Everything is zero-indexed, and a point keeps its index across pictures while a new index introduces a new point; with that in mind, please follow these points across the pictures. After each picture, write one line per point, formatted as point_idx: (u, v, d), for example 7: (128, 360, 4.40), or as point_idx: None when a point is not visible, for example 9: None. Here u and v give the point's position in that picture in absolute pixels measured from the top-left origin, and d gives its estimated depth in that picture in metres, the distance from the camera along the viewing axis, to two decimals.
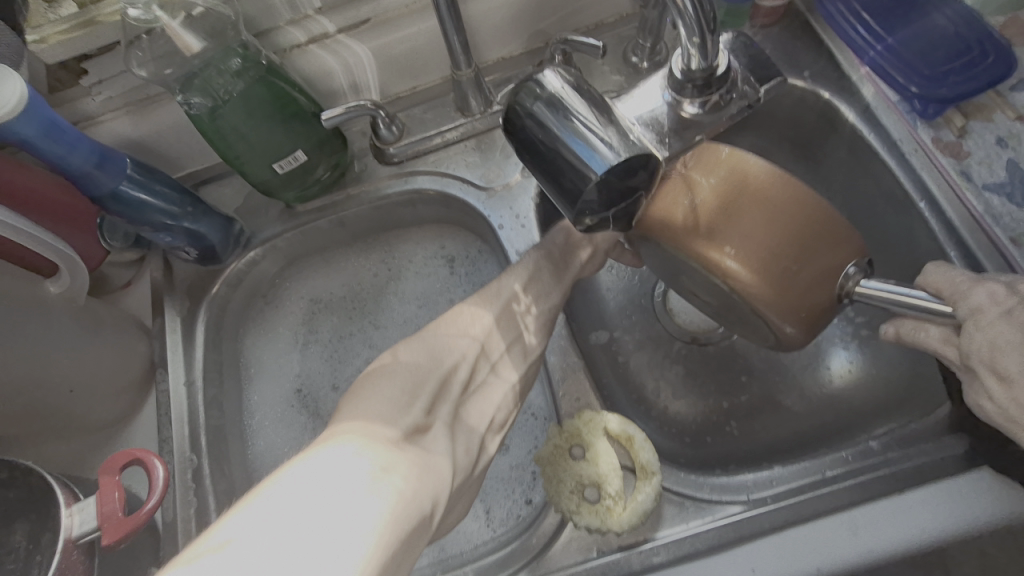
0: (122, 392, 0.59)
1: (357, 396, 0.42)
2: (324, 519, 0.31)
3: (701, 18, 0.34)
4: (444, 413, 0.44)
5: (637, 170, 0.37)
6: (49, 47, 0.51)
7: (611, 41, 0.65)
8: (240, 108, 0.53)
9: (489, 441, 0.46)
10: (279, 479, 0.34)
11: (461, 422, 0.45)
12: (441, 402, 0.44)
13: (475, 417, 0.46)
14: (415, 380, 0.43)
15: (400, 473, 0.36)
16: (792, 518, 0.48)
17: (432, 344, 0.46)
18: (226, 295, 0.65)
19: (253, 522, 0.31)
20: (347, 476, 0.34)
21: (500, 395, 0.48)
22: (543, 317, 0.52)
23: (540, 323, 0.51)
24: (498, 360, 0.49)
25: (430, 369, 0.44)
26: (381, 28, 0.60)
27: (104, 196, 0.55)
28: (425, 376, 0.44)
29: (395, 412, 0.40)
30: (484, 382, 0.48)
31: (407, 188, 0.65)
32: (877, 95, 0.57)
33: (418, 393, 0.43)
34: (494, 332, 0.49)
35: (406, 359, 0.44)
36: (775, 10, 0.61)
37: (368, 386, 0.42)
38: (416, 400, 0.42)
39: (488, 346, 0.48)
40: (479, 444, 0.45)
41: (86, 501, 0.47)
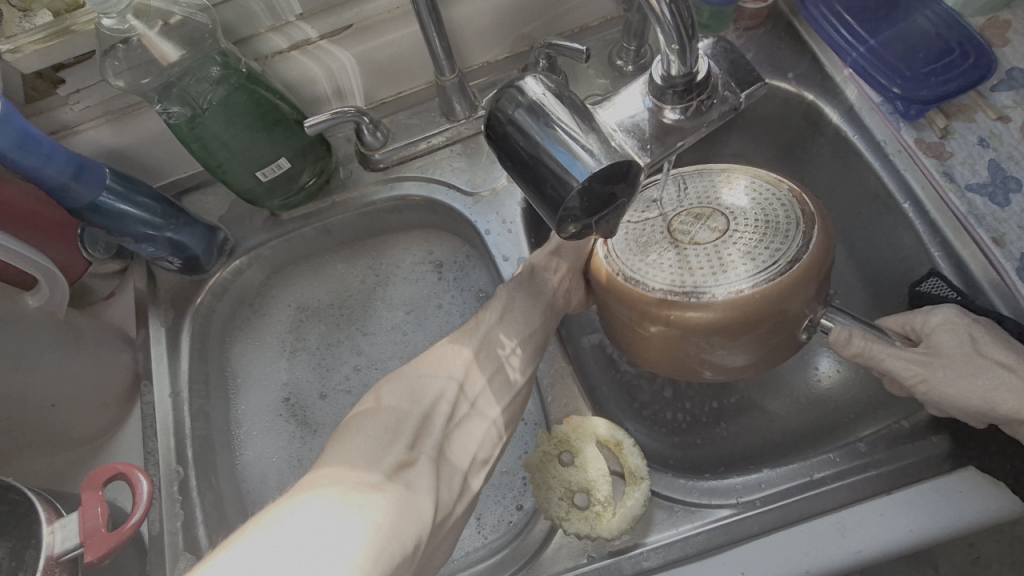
0: (106, 404, 0.58)
1: (338, 440, 0.42)
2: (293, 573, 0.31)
3: (679, 25, 0.34)
4: (429, 448, 0.43)
5: (619, 176, 0.37)
6: (24, 57, 0.50)
7: (596, 45, 0.65)
8: (220, 116, 0.52)
9: (473, 477, 0.45)
10: (255, 531, 0.33)
11: (448, 457, 0.44)
12: (424, 437, 0.43)
13: (465, 446, 0.45)
14: (398, 419, 0.43)
15: (375, 513, 0.36)
16: (781, 520, 0.48)
17: (412, 384, 0.46)
18: (212, 304, 0.64)
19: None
20: (318, 528, 0.33)
21: (484, 431, 0.47)
22: (525, 352, 0.51)
23: (523, 358, 0.51)
24: (479, 395, 0.48)
25: (410, 407, 0.44)
26: (364, 34, 0.59)
27: (83, 207, 0.54)
28: (405, 415, 0.43)
29: (378, 451, 0.41)
30: (467, 414, 0.47)
31: (393, 195, 0.65)
32: (860, 96, 0.57)
33: (400, 432, 0.42)
34: (474, 362, 0.49)
35: (388, 402, 0.44)
36: (759, 12, 0.61)
37: (350, 430, 0.42)
38: (398, 439, 0.42)
39: (467, 382, 0.48)
40: (463, 481, 0.44)
41: (69, 517, 0.46)
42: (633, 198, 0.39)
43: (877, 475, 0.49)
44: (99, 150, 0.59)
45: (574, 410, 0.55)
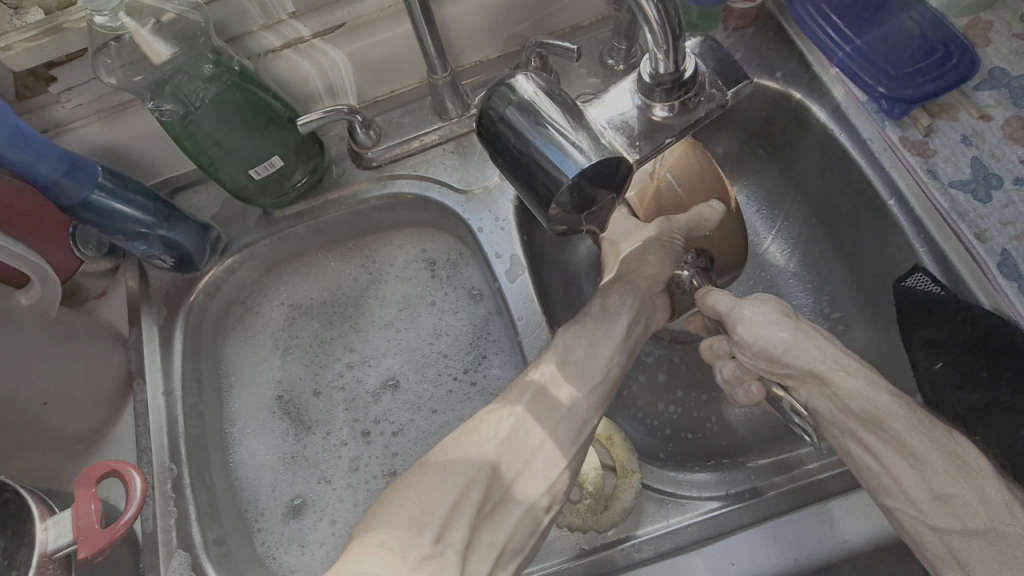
0: (99, 402, 0.58)
1: (368, 526, 0.43)
2: None
3: (665, 23, 0.35)
4: (458, 539, 0.43)
5: (610, 173, 0.38)
6: (15, 54, 0.49)
7: (588, 44, 0.65)
8: (212, 114, 0.52)
9: (499, 572, 0.44)
10: None
11: (473, 551, 0.43)
12: (451, 529, 0.43)
13: (494, 535, 0.44)
14: (427, 506, 0.43)
15: None
16: (770, 512, 0.49)
17: (447, 465, 0.46)
18: (204, 302, 0.64)
19: None
20: None
21: (518, 520, 0.46)
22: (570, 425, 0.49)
23: (569, 428, 0.49)
24: (511, 483, 0.47)
25: (439, 497, 0.44)
26: (356, 32, 0.59)
27: (74, 205, 0.54)
28: (434, 504, 0.44)
29: (405, 541, 0.41)
30: (499, 504, 0.46)
31: (385, 193, 0.65)
32: (847, 95, 0.58)
33: (429, 519, 0.43)
34: (513, 440, 0.48)
35: (422, 483, 0.45)
36: (748, 13, 0.62)
37: (380, 514, 0.44)
38: (424, 529, 0.42)
39: (502, 463, 0.46)
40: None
41: (62, 514, 0.46)
42: (623, 193, 0.40)
43: None
44: (91, 148, 0.59)
45: None
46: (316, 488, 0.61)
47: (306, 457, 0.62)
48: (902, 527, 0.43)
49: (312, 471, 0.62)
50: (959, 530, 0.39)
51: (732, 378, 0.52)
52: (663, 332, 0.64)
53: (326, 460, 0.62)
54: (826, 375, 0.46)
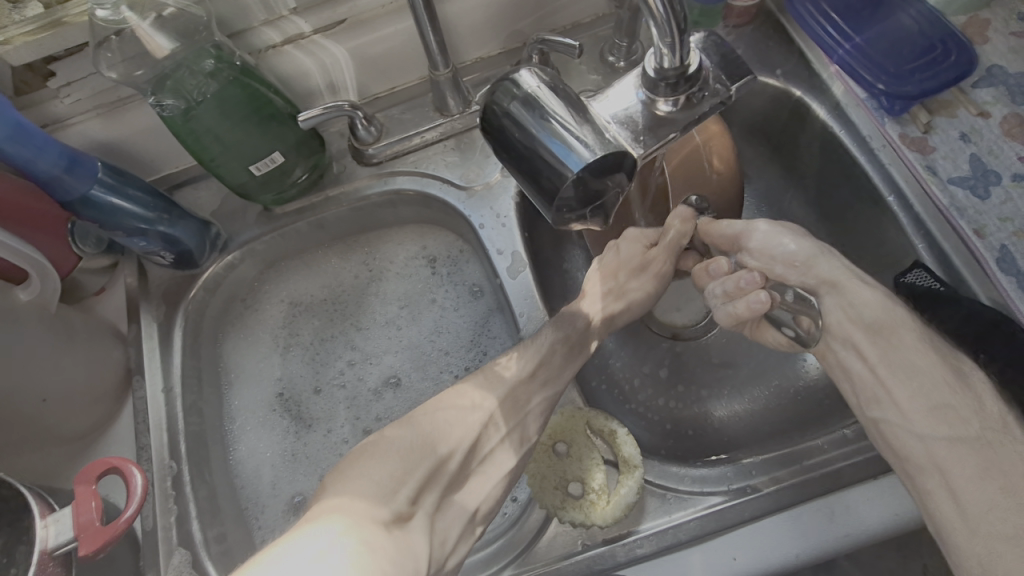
0: (98, 400, 0.58)
1: (346, 475, 0.41)
2: None
3: (671, 19, 0.35)
4: (428, 502, 0.42)
5: (614, 167, 0.38)
6: (14, 49, 0.49)
7: (588, 41, 0.65)
8: (214, 109, 0.52)
9: (463, 538, 0.44)
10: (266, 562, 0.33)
11: (443, 518, 0.43)
12: (425, 494, 0.42)
13: (464, 499, 0.45)
14: (406, 464, 0.42)
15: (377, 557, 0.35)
16: (771, 506, 0.49)
17: (429, 424, 0.45)
18: (204, 299, 0.64)
19: None
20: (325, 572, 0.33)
21: (487, 486, 0.46)
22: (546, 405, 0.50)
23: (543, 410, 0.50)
24: (485, 454, 0.47)
25: (420, 459, 0.43)
26: (358, 28, 0.59)
27: (74, 200, 0.54)
28: (414, 466, 0.42)
29: (383, 494, 0.40)
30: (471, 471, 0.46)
31: (386, 189, 0.65)
32: (846, 92, 0.58)
33: (406, 478, 0.41)
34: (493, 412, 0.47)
35: (401, 438, 0.44)
36: (748, 10, 0.62)
37: (359, 466, 0.42)
38: (401, 487, 0.41)
39: (483, 434, 0.46)
40: (452, 543, 0.43)
41: (62, 512, 0.46)
42: (627, 188, 0.40)
43: (863, 460, 0.50)
44: (90, 144, 0.59)
45: (568, 401, 0.55)
46: (316, 485, 0.61)
47: (307, 455, 0.62)
48: (883, 439, 0.46)
49: (313, 468, 0.62)
50: (946, 437, 0.43)
51: (735, 289, 0.52)
52: (664, 329, 0.65)
53: (327, 457, 0.62)
54: (843, 286, 0.50)
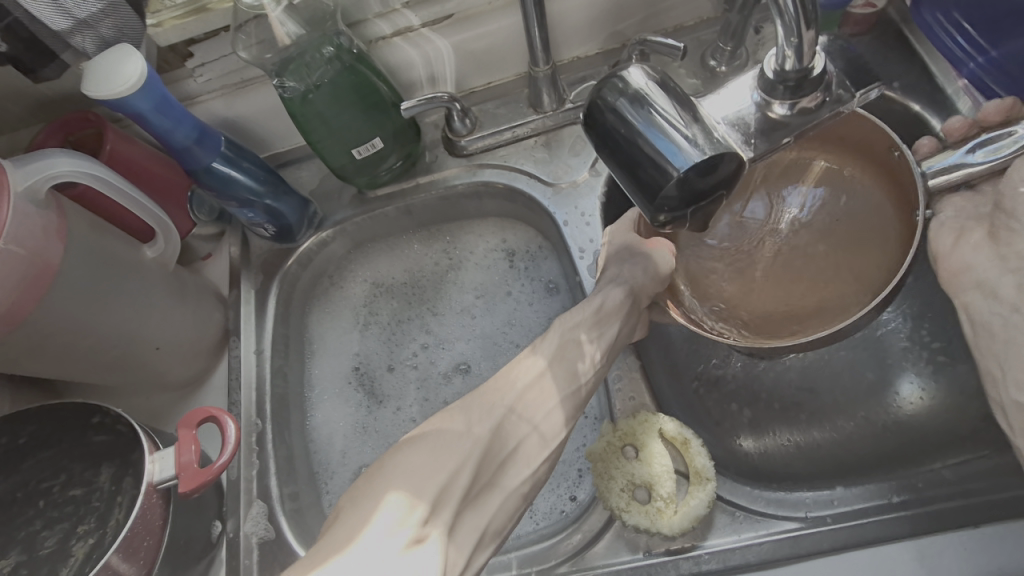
0: (198, 354, 0.62)
1: (390, 459, 0.38)
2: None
3: (801, 18, 0.34)
4: (447, 515, 0.35)
5: (722, 168, 0.37)
6: (164, 31, 0.55)
7: (691, 44, 0.64)
8: (328, 94, 0.55)
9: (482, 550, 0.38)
10: (371, 522, 0.34)
11: (458, 536, 0.36)
12: (441, 510, 0.35)
13: (478, 516, 0.38)
14: (465, 459, 0.37)
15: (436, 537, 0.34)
16: (853, 540, 0.47)
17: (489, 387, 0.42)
18: (297, 272, 0.68)
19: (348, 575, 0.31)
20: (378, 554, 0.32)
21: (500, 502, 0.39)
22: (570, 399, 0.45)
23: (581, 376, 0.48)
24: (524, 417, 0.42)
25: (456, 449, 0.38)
26: (463, 23, 0.61)
27: (199, 170, 0.59)
28: (439, 472, 0.36)
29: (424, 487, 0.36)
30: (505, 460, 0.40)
31: (474, 181, 0.67)
32: (974, 109, 0.55)
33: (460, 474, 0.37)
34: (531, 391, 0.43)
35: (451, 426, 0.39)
36: (866, 18, 0.59)
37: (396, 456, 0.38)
38: (449, 475, 0.37)
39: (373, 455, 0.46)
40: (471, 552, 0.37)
41: (166, 451, 0.51)
42: (733, 189, 0.39)
43: (962, 505, 0.47)
44: (214, 120, 0.64)
45: (639, 405, 0.54)
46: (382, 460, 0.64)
47: (368, 429, 0.65)
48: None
49: (381, 443, 0.64)
50: None
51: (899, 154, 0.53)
52: None
53: (396, 433, 0.65)
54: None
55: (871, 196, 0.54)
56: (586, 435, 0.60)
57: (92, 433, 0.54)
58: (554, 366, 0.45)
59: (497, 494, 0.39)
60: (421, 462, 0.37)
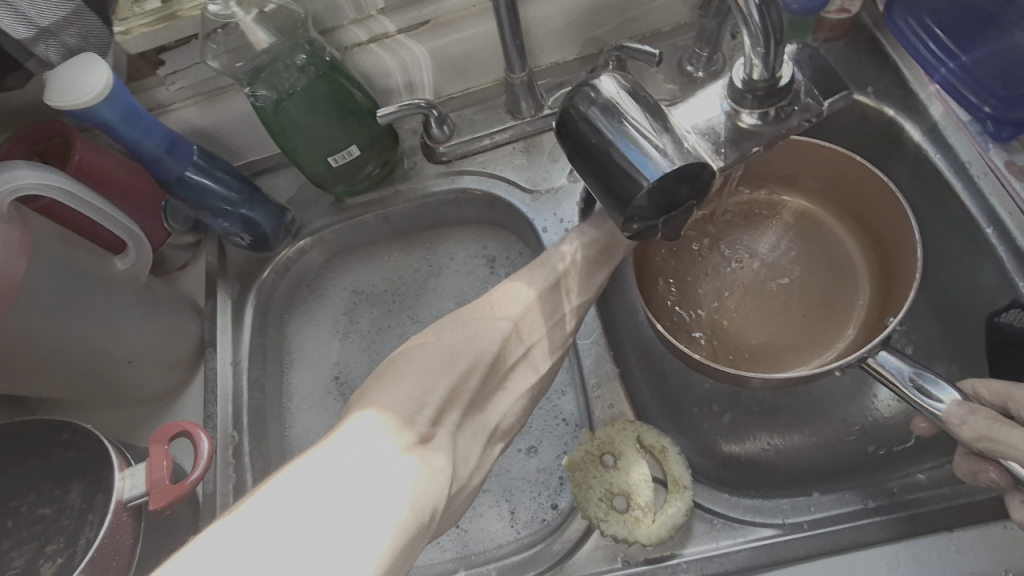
0: (173, 366, 0.61)
1: (382, 379, 0.42)
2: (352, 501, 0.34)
3: (767, 27, 0.33)
4: (450, 421, 0.42)
5: (692, 177, 0.37)
6: (133, 39, 0.53)
7: (668, 49, 0.64)
8: (302, 101, 0.55)
9: (486, 456, 0.44)
10: (336, 439, 0.37)
11: (464, 436, 0.43)
12: (448, 411, 0.42)
13: (485, 417, 0.45)
14: (451, 359, 0.43)
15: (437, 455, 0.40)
16: (831, 545, 0.47)
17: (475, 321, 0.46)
18: (274, 282, 0.67)
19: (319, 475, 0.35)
20: (375, 450, 0.37)
21: (508, 404, 0.47)
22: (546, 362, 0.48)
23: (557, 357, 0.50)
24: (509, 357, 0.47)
25: (442, 374, 0.43)
26: (439, 29, 0.61)
27: (170, 179, 0.58)
28: (435, 384, 0.42)
29: (410, 412, 0.40)
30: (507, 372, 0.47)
31: (452, 188, 0.66)
32: (947, 114, 0.54)
33: (454, 372, 0.43)
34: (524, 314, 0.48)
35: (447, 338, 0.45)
36: (841, 24, 0.59)
37: (393, 370, 0.43)
38: (444, 376, 0.43)
39: None
40: (477, 458, 0.44)
41: (137, 467, 0.50)
42: (704, 199, 0.39)
43: (941, 508, 0.47)
44: (187, 127, 0.63)
45: (619, 413, 0.54)
46: None
47: None
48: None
49: None
50: None
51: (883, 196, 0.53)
52: None
53: None
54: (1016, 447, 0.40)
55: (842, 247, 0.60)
56: (567, 443, 0.60)
57: (61, 449, 0.52)
58: (544, 297, 0.49)
59: (504, 395, 0.47)
60: (416, 378, 0.42)
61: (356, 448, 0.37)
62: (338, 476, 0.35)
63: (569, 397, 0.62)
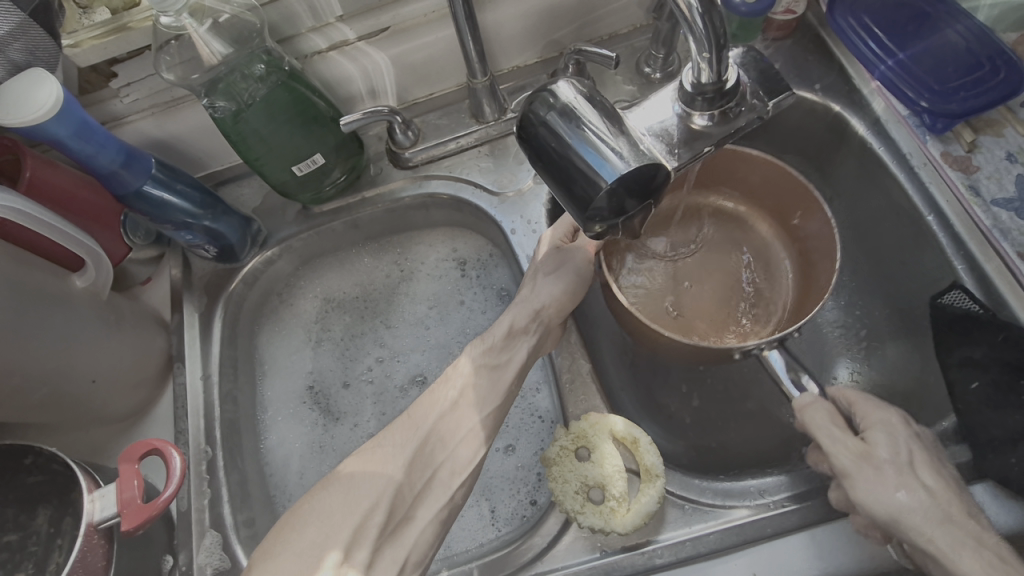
0: (140, 384, 0.60)
1: (306, 509, 0.44)
2: None
3: (711, 35, 0.35)
4: (362, 556, 0.42)
5: (647, 178, 0.38)
6: (83, 52, 0.53)
7: (625, 52, 0.66)
8: (262, 111, 0.54)
9: None
10: None
11: (379, 568, 0.42)
12: (356, 550, 0.42)
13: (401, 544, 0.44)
14: (373, 490, 0.44)
15: None
16: (796, 523, 0.49)
17: (406, 425, 0.48)
18: (243, 293, 0.67)
19: None
20: None
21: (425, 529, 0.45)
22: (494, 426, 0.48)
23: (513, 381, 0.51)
24: (444, 457, 0.47)
25: (367, 492, 0.44)
26: (400, 36, 0.61)
27: (129, 194, 0.57)
28: (346, 516, 0.43)
29: (326, 538, 0.42)
30: (425, 488, 0.46)
31: (420, 193, 0.67)
32: (888, 109, 0.57)
33: (376, 507, 0.43)
34: (444, 422, 0.48)
35: (364, 463, 0.46)
36: (788, 24, 0.61)
37: (317, 498, 0.44)
38: (366, 510, 0.43)
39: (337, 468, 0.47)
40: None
41: (107, 488, 0.49)
42: (660, 198, 0.40)
43: None
44: (145, 140, 0.62)
45: (591, 407, 0.55)
46: None
47: (324, 448, 0.64)
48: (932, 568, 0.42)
49: (339, 460, 0.64)
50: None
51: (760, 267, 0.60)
52: None
53: (353, 450, 0.64)
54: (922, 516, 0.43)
55: (783, 262, 0.61)
56: (544, 439, 0.61)
57: (25, 475, 0.51)
58: (472, 388, 0.50)
59: (414, 525, 0.45)
60: (335, 503, 0.43)
61: None
62: None
63: (544, 394, 0.63)
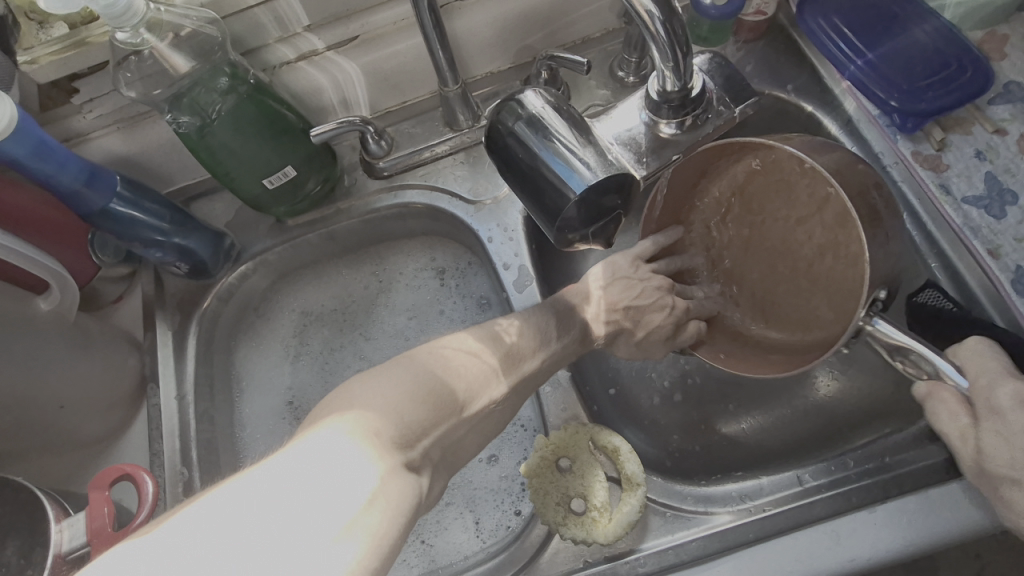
0: (113, 406, 0.59)
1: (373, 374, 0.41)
2: (283, 528, 0.30)
3: (673, 42, 0.35)
4: (425, 447, 0.38)
5: (614, 187, 0.38)
6: (41, 68, 0.51)
7: (598, 56, 0.66)
8: (228, 125, 0.53)
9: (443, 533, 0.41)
10: (267, 462, 0.33)
11: (404, 482, 0.34)
12: (414, 443, 0.37)
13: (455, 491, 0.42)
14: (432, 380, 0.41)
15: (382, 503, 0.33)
16: (780, 526, 0.49)
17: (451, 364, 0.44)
18: (217, 309, 0.65)
19: (237, 498, 0.31)
20: (335, 471, 0.32)
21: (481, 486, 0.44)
22: None
23: None
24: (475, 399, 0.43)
25: (413, 379, 0.41)
26: (369, 45, 0.60)
27: (94, 213, 0.56)
28: (401, 424, 0.37)
29: (390, 409, 0.38)
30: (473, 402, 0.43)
31: (396, 203, 0.66)
32: (858, 108, 0.58)
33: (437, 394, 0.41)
34: (480, 372, 0.45)
35: (433, 361, 0.43)
36: (759, 26, 0.61)
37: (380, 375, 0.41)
38: (423, 401, 0.40)
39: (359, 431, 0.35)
40: None
41: (75, 518, 0.48)
42: (629, 207, 0.40)
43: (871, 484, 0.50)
44: (111, 156, 0.61)
45: (572, 416, 0.55)
46: None
47: None
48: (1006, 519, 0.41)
49: None
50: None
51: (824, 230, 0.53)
52: None
53: None
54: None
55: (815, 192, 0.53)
56: (527, 448, 0.60)
57: None
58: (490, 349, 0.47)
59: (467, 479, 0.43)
60: (395, 394, 0.39)
61: (315, 454, 0.33)
62: (262, 502, 0.31)
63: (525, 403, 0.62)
